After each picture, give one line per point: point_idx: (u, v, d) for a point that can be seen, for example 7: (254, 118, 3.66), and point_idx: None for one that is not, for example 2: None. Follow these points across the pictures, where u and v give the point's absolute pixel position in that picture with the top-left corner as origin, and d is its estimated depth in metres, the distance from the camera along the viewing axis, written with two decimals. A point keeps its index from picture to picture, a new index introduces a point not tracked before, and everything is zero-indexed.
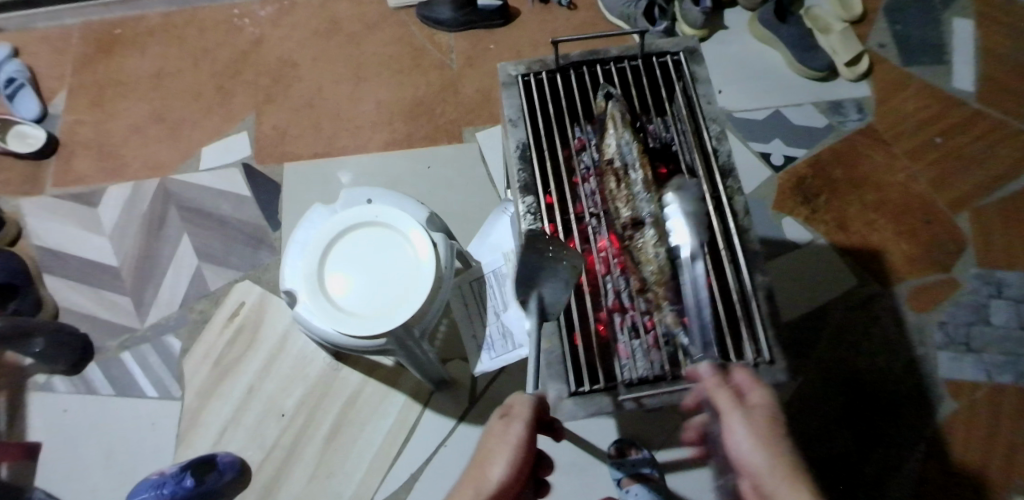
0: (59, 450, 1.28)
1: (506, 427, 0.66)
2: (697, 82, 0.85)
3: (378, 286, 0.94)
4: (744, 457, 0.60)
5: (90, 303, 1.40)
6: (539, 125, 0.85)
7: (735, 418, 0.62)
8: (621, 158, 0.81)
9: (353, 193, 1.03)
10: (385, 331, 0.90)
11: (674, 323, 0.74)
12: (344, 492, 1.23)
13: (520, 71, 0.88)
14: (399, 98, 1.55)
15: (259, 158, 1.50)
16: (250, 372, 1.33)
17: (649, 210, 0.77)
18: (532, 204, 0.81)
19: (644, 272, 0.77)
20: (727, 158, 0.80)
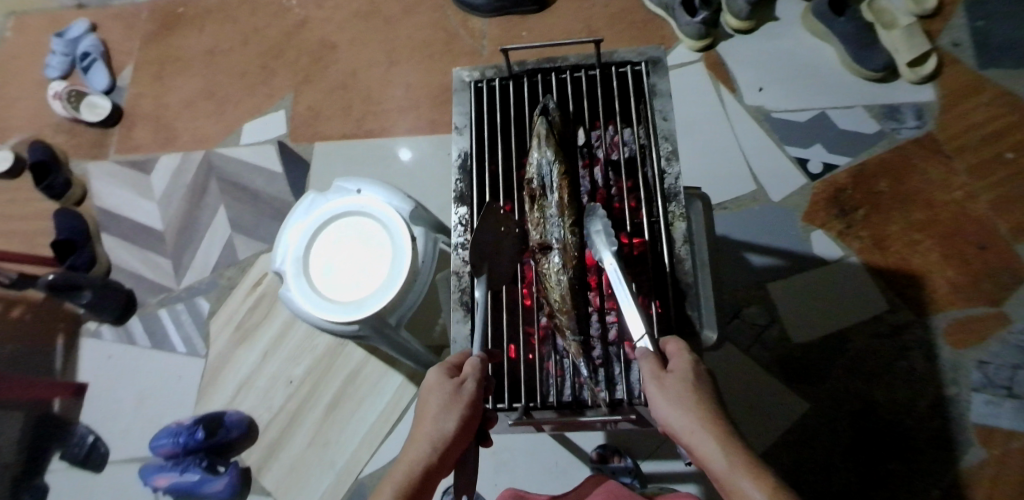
0: (102, 391, 1.45)
1: (459, 380, 0.66)
2: (655, 98, 0.79)
3: (356, 273, 0.99)
4: (668, 419, 0.60)
5: (137, 262, 1.54)
6: (484, 134, 0.83)
7: (655, 387, 0.61)
8: (540, 179, 0.77)
9: (344, 182, 1.06)
10: (355, 319, 0.94)
11: (576, 352, 0.71)
12: (337, 461, 1.30)
13: (474, 77, 0.85)
14: (428, 82, 1.55)
15: (293, 136, 1.55)
16: (265, 339, 1.42)
17: (558, 236, 0.74)
18: (465, 216, 0.79)
19: (550, 299, 0.73)
20: (674, 182, 0.76)
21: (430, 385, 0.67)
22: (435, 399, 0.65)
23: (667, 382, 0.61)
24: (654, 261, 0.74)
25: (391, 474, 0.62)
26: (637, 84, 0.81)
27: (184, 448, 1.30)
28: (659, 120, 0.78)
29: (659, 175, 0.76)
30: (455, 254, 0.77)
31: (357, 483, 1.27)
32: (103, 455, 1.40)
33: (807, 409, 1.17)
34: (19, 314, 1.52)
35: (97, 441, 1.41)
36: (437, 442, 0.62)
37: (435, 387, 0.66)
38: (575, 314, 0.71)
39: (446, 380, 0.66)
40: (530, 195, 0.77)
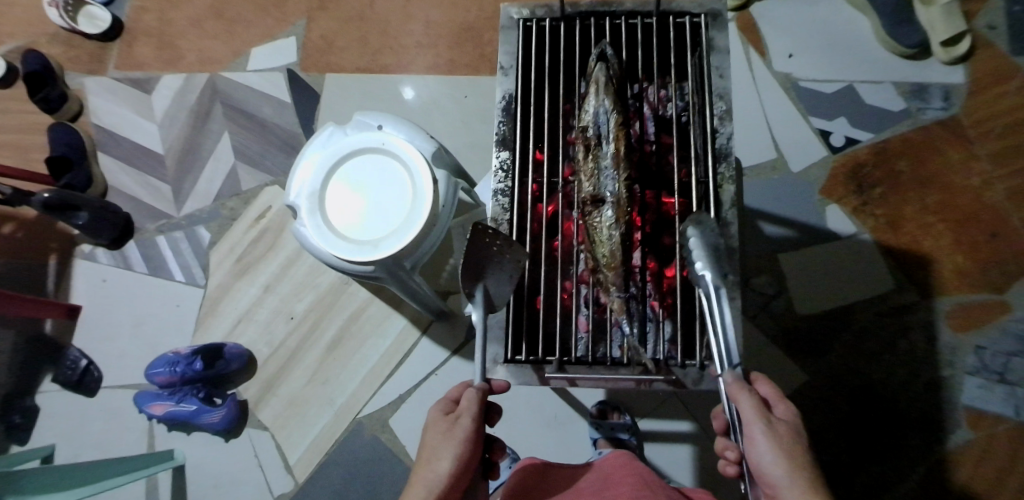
0: (97, 314, 1.43)
1: (455, 414, 0.67)
2: (713, 53, 0.76)
3: (365, 213, 0.97)
4: (767, 466, 0.62)
5: (136, 186, 1.49)
6: (530, 77, 0.80)
7: (758, 428, 0.63)
8: (596, 128, 0.74)
9: (364, 117, 1.03)
10: (372, 261, 0.93)
11: (620, 309, 0.71)
12: (336, 399, 1.31)
13: (523, 15, 0.80)
14: (448, 20, 1.48)
15: (304, 66, 1.49)
16: (267, 272, 1.40)
17: (613, 190, 0.72)
18: (506, 161, 0.76)
19: (596, 253, 0.72)
20: (727, 142, 0.74)
21: (430, 420, 0.69)
22: (431, 434, 0.67)
23: (775, 427, 0.64)
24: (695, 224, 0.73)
25: None
26: (693, 37, 0.79)
27: (181, 377, 1.30)
28: (716, 76, 0.75)
29: (713, 132, 0.74)
30: (495, 200, 0.76)
31: (355, 423, 1.29)
32: (96, 379, 1.39)
33: (806, 381, 1.20)
34: (10, 231, 1.47)
35: (91, 366, 1.39)
36: (433, 485, 0.63)
37: (433, 421, 0.68)
38: (623, 271, 0.72)
39: (443, 415, 0.69)
40: (585, 145, 0.75)
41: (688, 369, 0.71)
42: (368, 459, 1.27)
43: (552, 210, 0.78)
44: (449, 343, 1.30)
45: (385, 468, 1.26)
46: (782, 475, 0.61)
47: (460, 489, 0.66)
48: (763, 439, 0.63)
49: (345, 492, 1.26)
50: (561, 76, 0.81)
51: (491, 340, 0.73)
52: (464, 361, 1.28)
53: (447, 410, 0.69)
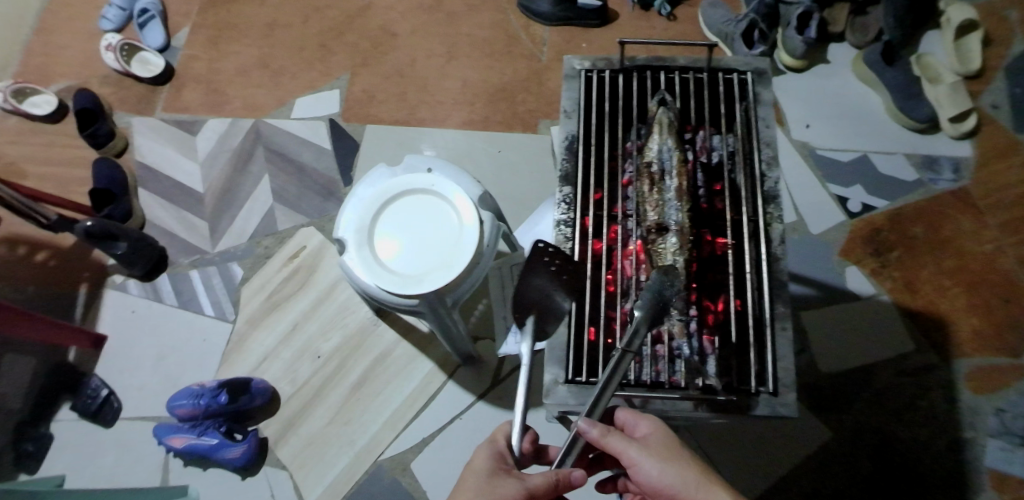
0: (122, 345, 1.44)
1: (517, 480, 0.70)
2: (759, 106, 0.84)
3: (402, 245, 1.04)
4: (657, 479, 0.69)
5: (173, 221, 1.53)
6: (592, 120, 0.87)
7: (633, 451, 0.70)
8: (659, 164, 0.81)
9: (415, 160, 1.13)
10: (417, 294, 0.98)
11: (680, 333, 0.74)
12: (357, 441, 1.30)
13: (585, 66, 0.89)
14: (485, 80, 1.57)
15: (345, 116, 1.56)
16: (296, 310, 1.41)
17: (676, 219, 0.78)
18: (569, 194, 0.83)
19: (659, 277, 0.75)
20: (774, 185, 0.81)
21: (487, 469, 0.72)
22: (487, 484, 0.70)
23: (648, 444, 0.71)
24: (748, 255, 0.78)
25: None
26: (741, 91, 0.87)
27: (203, 410, 1.29)
28: (762, 127, 0.83)
29: (762, 175, 0.81)
30: (558, 229, 0.82)
31: (375, 464, 1.27)
32: (114, 411, 1.38)
33: (829, 437, 1.20)
34: (43, 259, 1.51)
35: (111, 396, 1.38)
36: None
37: (489, 472, 0.72)
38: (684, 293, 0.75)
39: (504, 473, 0.72)
40: (649, 178, 0.81)
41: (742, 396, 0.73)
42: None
43: (597, 246, 0.82)
44: (475, 388, 1.30)
45: None
46: (672, 479, 0.68)
47: None
48: (646, 459, 0.69)
49: None
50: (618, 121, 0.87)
51: (551, 361, 0.76)
52: (488, 406, 1.28)
53: (502, 467, 0.73)
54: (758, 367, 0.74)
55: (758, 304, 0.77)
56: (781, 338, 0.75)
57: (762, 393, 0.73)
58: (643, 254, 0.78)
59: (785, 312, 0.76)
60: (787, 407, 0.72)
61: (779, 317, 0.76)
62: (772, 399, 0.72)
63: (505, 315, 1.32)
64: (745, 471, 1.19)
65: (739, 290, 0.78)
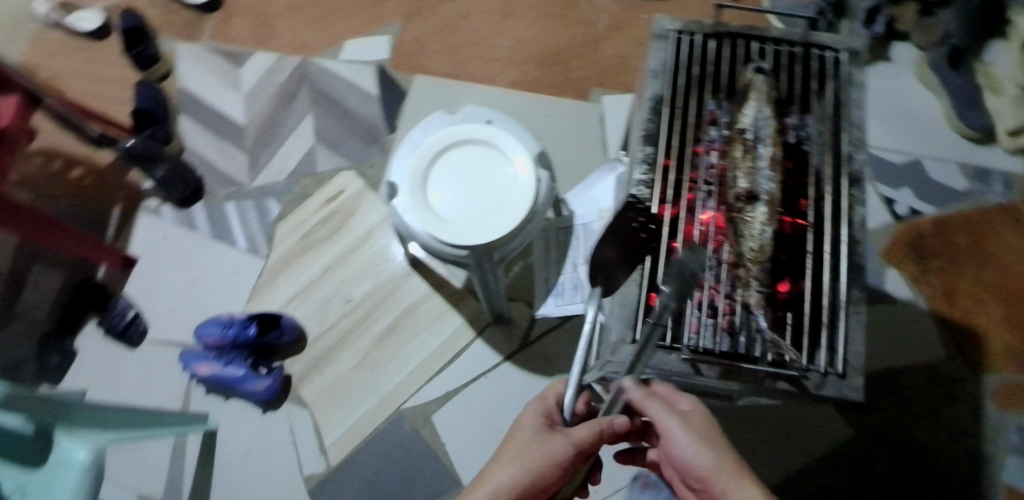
0: (153, 268, 1.44)
1: (563, 435, 0.76)
2: (849, 85, 0.91)
3: (452, 193, 1.04)
4: (692, 455, 0.70)
5: (212, 150, 1.50)
6: (681, 83, 0.95)
7: (672, 424, 0.72)
8: (753, 131, 0.90)
9: (475, 110, 1.12)
10: (465, 245, 0.99)
11: (756, 304, 0.81)
12: (381, 387, 1.31)
13: (678, 28, 0.96)
14: (540, 42, 1.54)
15: (394, 64, 1.54)
16: (330, 253, 1.41)
17: (767, 188, 0.86)
18: (650, 154, 0.91)
19: (742, 248, 0.84)
20: (860, 167, 0.86)
21: (534, 426, 0.79)
22: (534, 439, 0.76)
23: (688, 421, 0.73)
24: (828, 236, 0.83)
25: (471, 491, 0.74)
26: (835, 68, 0.94)
27: (231, 340, 1.30)
28: (853, 107, 0.89)
29: (850, 156, 0.86)
30: (637, 187, 0.89)
31: (397, 412, 1.30)
32: (141, 332, 1.38)
33: (850, 436, 1.21)
34: (77, 175, 1.50)
35: (138, 318, 1.39)
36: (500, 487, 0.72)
37: (536, 429, 0.78)
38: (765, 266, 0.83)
39: (549, 429, 0.78)
40: (743, 145, 0.90)
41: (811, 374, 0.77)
42: (402, 451, 1.28)
43: (673, 214, 0.87)
44: (503, 349, 1.31)
45: (418, 464, 1.27)
46: (702, 457, 0.70)
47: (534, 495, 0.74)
48: (683, 435, 0.71)
49: (378, 481, 1.27)
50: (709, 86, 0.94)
51: (620, 320, 0.82)
52: (514, 367, 1.29)
53: (548, 423, 0.80)
54: (828, 344, 0.78)
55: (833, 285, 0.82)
56: (854, 320, 0.79)
57: (830, 374, 0.77)
58: (723, 228, 0.86)
59: (859, 296, 0.80)
60: (854, 390, 0.76)
61: (854, 301, 0.80)
62: (839, 380, 0.77)
63: (546, 276, 1.30)
64: (762, 459, 1.20)
65: (814, 273, 0.82)
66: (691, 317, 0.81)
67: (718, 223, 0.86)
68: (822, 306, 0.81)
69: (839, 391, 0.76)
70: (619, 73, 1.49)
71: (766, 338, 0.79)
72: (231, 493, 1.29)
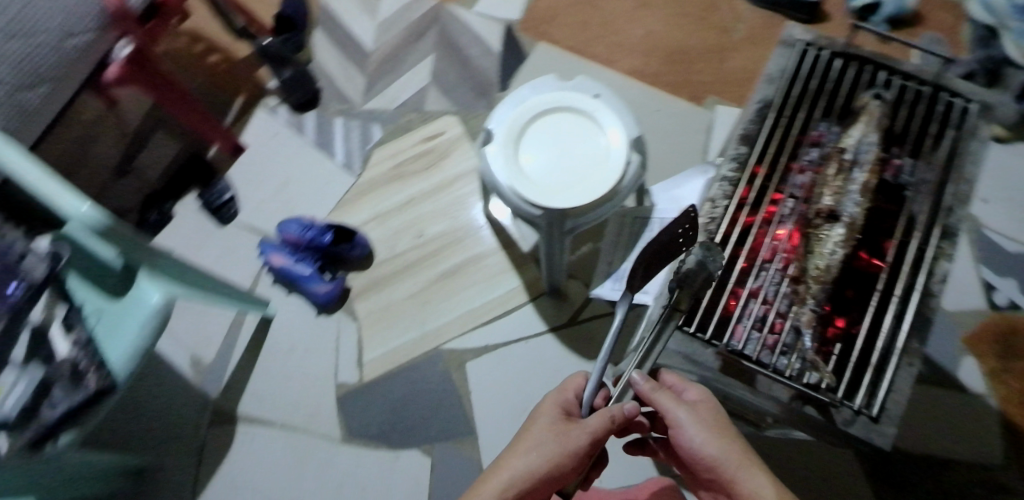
0: (257, 159, 1.55)
1: (579, 426, 0.84)
2: (970, 138, 0.90)
3: (544, 155, 1.08)
4: (699, 444, 0.77)
5: (336, 66, 1.60)
6: (794, 94, 0.98)
7: (679, 414, 0.80)
8: (853, 152, 0.91)
9: (586, 82, 1.14)
10: (544, 206, 1.03)
11: (807, 322, 0.83)
12: (429, 322, 1.39)
13: (806, 41, 1.00)
14: (671, 38, 1.55)
15: (523, 26, 1.57)
16: (417, 187, 1.48)
17: (851, 211, 0.87)
18: (743, 154, 0.95)
19: (808, 262, 0.86)
20: (956, 222, 0.86)
21: (550, 417, 0.87)
22: (550, 430, 0.84)
23: (695, 410, 0.81)
24: (901, 281, 0.84)
25: (487, 480, 0.81)
26: (960, 117, 0.93)
27: (307, 242, 1.38)
28: (967, 161, 0.89)
29: (948, 209, 0.87)
30: (720, 182, 0.94)
31: (436, 350, 1.37)
32: (230, 215, 1.50)
33: None
34: (215, 59, 1.63)
35: (231, 201, 1.51)
36: (517, 476, 0.79)
37: (552, 419, 0.86)
38: (827, 286, 0.85)
39: (565, 419, 0.86)
40: (840, 165, 0.91)
41: (843, 408, 0.78)
42: (432, 387, 1.36)
43: (748, 221, 0.92)
44: (552, 319, 1.36)
45: (443, 402, 1.35)
46: (709, 445, 0.76)
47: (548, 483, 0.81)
48: (689, 424, 0.79)
49: (403, 407, 1.35)
50: (822, 107, 0.97)
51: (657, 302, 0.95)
52: (556, 340, 1.34)
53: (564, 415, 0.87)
54: (869, 385, 0.79)
55: (893, 330, 0.83)
56: (903, 371, 0.80)
57: (863, 414, 0.78)
58: (794, 246, 0.88)
59: (915, 349, 0.80)
60: (882, 436, 0.77)
61: (908, 352, 0.80)
62: (870, 423, 0.78)
63: (611, 259, 1.33)
64: None
65: (874, 314, 0.84)
66: (738, 323, 0.86)
67: (792, 240, 0.89)
68: (873, 350, 0.82)
69: (867, 433, 0.78)
70: (741, 85, 1.50)
71: (807, 360, 0.82)
72: (273, 377, 1.41)
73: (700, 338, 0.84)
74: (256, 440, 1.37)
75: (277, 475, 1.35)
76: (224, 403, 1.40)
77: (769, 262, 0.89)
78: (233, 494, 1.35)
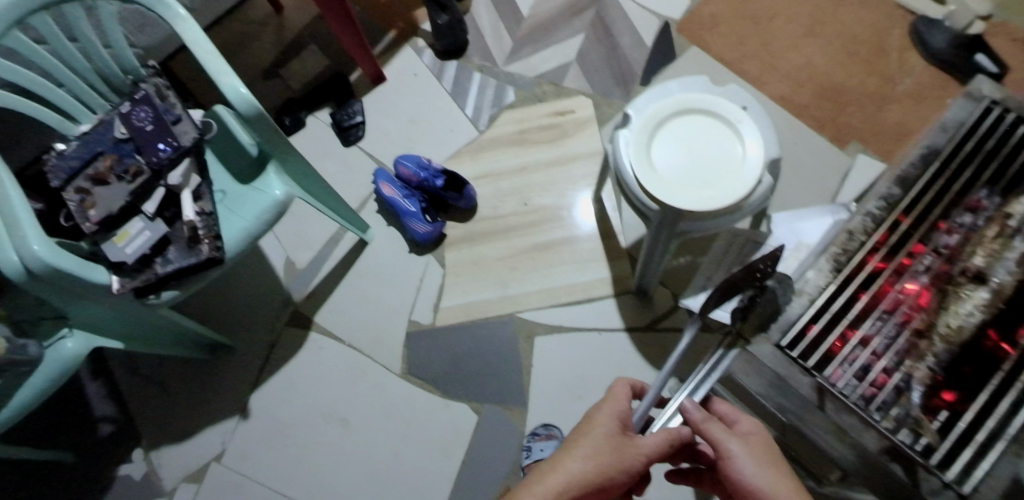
0: (391, 93, 1.63)
1: (635, 443, 0.79)
2: None
3: (675, 152, 1.06)
4: (748, 475, 0.75)
5: (488, 24, 1.65)
6: (966, 145, 0.84)
7: (730, 444, 0.78)
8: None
9: (739, 92, 1.09)
10: (662, 201, 1.01)
11: (918, 379, 0.76)
12: (511, 287, 1.42)
13: (995, 92, 0.84)
14: (829, 72, 1.50)
15: (681, 27, 1.58)
16: (534, 157, 1.52)
17: (1003, 277, 0.74)
18: (891, 195, 0.84)
19: (938, 320, 0.76)
20: None
21: (606, 428, 0.80)
22: (607, 440, 0.78)
23: (747, 444, 0.78)
24: None
25: (532, 482, 0.75)
26: None
27: (419, 180, 1.45)
28: None
29: None
30: (860, 218, 0.85)
31: (511, 316, 1.40)
32: (355, 137, 1.58)
33: None
34: None
35: (360, 125, 1.59)
36: (567, 481, 0.74)
37: (608, 431, 0.80)
38: (953, 350, 0.74)
39: (621, 434, 0.80)
40: (1003, 226, 0.77)
41: (931, 478, 0.71)
42: (496, 349, 1.39)
43: (879, 266, 0.83)
44: (630, 319, 1.36)
45: (503, 367, 1.38)
46: (760, 477, 0.74)
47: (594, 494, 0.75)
48: (740, 456, 0.76)
49: (464, 360, 1.39)
50: (996, 168, 0.83)
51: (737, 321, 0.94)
52: (629, 340, 1.35)
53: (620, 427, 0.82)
54: (967, 463, 0.70)
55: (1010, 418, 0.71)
56: (1009, 462, 0.69)
57: (952, 489, 0.70)
58: (920, 306, 0.80)
59: None
60: None
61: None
62: None
63: (709, 276, 1.20)
64: None
65: (995, 393, 0.73)
66: (837, 365, 0.79)
67: (920, 299, 0.80)
68: (984, 430, 0.71)
69: None
70: (890, 138, 1.42)
71: (910, 415, 0.75)
72: (353, 297, 1.47)
73: (802, 365, 0.79)
74: (324, 350, 1.45)
75: (333, 387, 1.42)
76: (305, 308, 1.48)
77: (890, 314, 0.81)
78: (290, 392, 1.43)
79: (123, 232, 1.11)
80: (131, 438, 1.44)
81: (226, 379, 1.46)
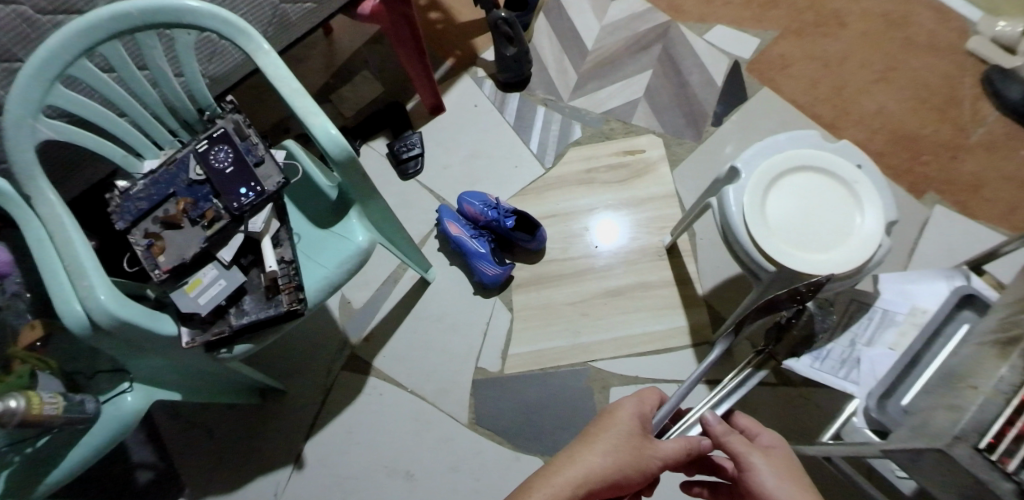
0: (451, 124, 1.56)
1: (654, 445, 0.81)
2: None
3: (789, 212, 1.02)
4: (771, 488, 0.76)
5: (552, 57, 1.61)
6: None
7: (752, 457, 0.80)
8: None
9: (852, 149, 1.06)
10: (780, 264, 0.98)
11: None
12: (582, 335, 1.37)
13: None
14: (902, 119, 1.48)
15: (750, 67, 1.55)
16: (605, 197, 1.47)
17: None
18: None
19: None
20: None
21: (627, 427, 0.82)
22: (626, 440, 0.80)
23: (768, 457, 0.80)
24: None
25: (549, 472, 0.77)
26: None
27: (486, 220, 1.39)
28: None
29: None
30: None
31: (584, 366, 1.35)
32: (412, 171, 1.51)
33: None
34: (438, 18, 1.66)
35: (417, 158, 1.51)
36: (584, 477, 0.76)
37: (629, 431, 0.81)
38: None
39: (642, 435, 0.81)
40: None
41: None
42: (569, 400, 1.33)
43: None
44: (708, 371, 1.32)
45: (576, 418, 1.32)
46: (785, 491, 0.76)
47: (609, 490, 0.77)
48: (761, 467, 0.78)
49: (534, 410, 1.33)
50: None
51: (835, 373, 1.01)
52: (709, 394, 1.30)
53: (642, 427, 0.83)
54: None
55: None
56: None
57: None
58: None
59: None
60: None
61: None
62: None
63: None
64: None
65: None
66: None
67: None
68: None
69: None
70: (966, 189, 1.40)
71: None
72: (414, 341, 1.41)
73: (1002, 468, 0.63)
74: (383, 397, 1.37)
75: (395, 437, 1.34)
76: (362, 351, 1.41)
77: None
78: (348, 443, 1.35)
79: (195, 281, 1.02)
80: (171, 491, 1.34)
81: (276, 425, 1.37)
